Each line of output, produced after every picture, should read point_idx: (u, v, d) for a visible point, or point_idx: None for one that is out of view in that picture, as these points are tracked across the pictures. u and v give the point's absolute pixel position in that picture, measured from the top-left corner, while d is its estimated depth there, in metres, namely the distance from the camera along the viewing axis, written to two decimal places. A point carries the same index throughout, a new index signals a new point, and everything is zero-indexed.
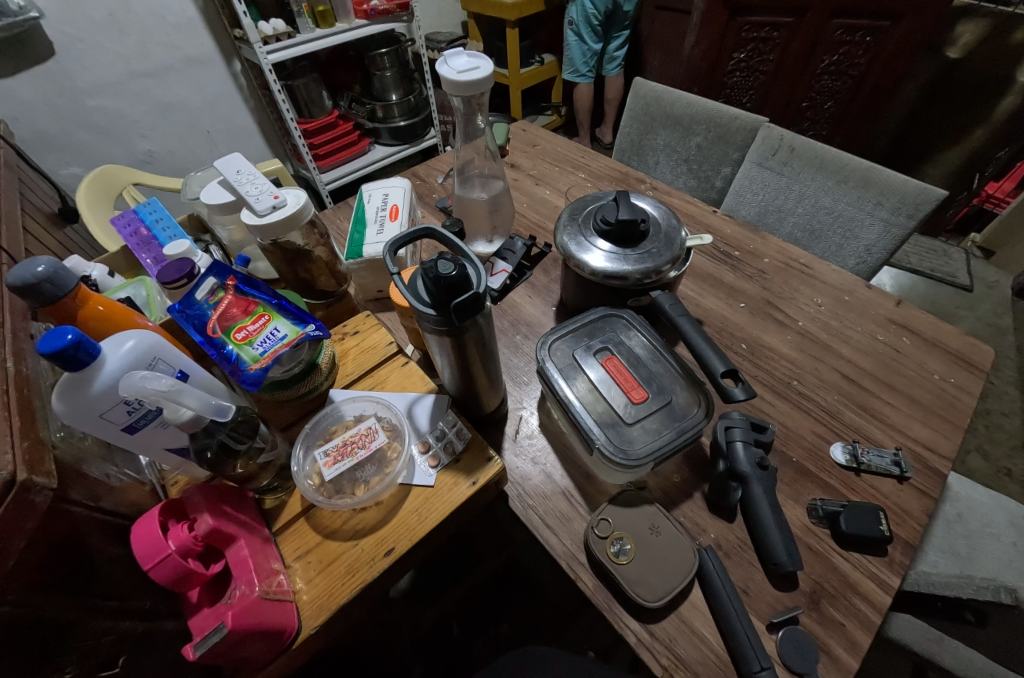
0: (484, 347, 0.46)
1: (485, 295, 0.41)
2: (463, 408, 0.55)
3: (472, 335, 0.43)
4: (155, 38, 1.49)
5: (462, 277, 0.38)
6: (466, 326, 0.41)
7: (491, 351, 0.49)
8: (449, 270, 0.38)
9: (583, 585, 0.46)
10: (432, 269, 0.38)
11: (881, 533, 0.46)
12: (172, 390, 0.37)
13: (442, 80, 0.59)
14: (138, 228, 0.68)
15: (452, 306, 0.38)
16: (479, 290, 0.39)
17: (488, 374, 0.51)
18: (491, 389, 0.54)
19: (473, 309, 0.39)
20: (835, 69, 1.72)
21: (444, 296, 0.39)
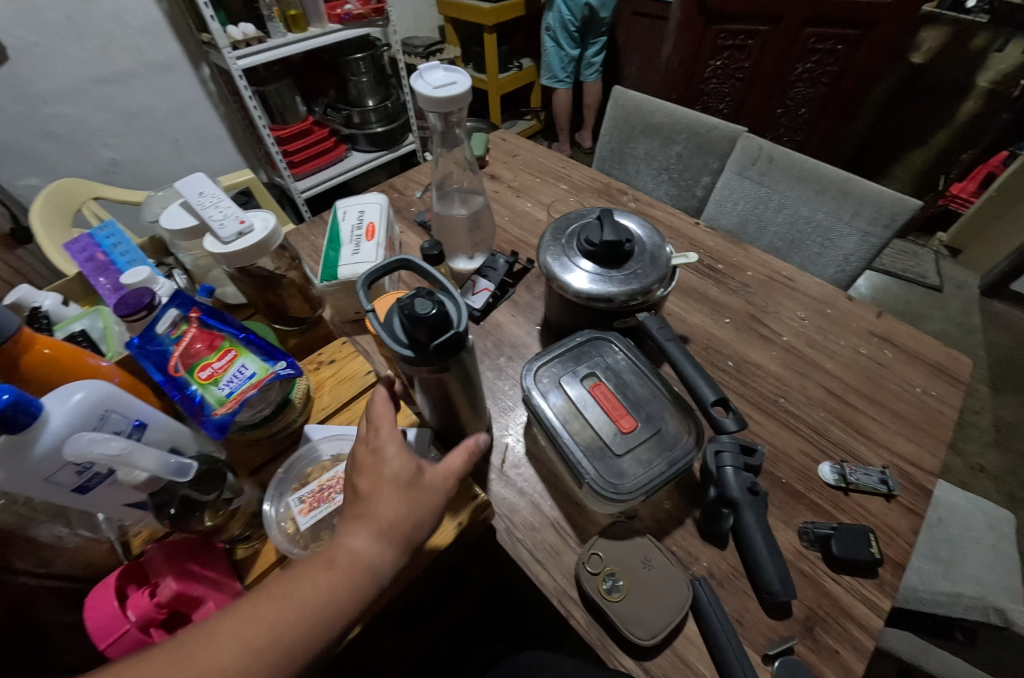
0: (470, 381, 0.46)
1: (466, 332, 0.39)
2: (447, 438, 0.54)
3: (455, 373, 0.42)
4: (117, 42, 1.42)
5: (440, 319, 0.36)
6: (445, 364, 0.39)
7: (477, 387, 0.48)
8: (429, 309, 0.35)
9: (576, 623, 0.44)
10: (409, 307, 0.36)
11: (872, 556, 0.46)
12: (125, 452, 0.34)
13: (416, 96, 0.56)
14: (93, 253, 0.64)
15: (432, 347, 0.36)
16: (461, 330, 0.38)
17: (476, 401, 0.51)
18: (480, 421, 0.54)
19: (452, 349, 0.37)
20: (807, 77, 1.76)
21: (423, 336, 0.36)
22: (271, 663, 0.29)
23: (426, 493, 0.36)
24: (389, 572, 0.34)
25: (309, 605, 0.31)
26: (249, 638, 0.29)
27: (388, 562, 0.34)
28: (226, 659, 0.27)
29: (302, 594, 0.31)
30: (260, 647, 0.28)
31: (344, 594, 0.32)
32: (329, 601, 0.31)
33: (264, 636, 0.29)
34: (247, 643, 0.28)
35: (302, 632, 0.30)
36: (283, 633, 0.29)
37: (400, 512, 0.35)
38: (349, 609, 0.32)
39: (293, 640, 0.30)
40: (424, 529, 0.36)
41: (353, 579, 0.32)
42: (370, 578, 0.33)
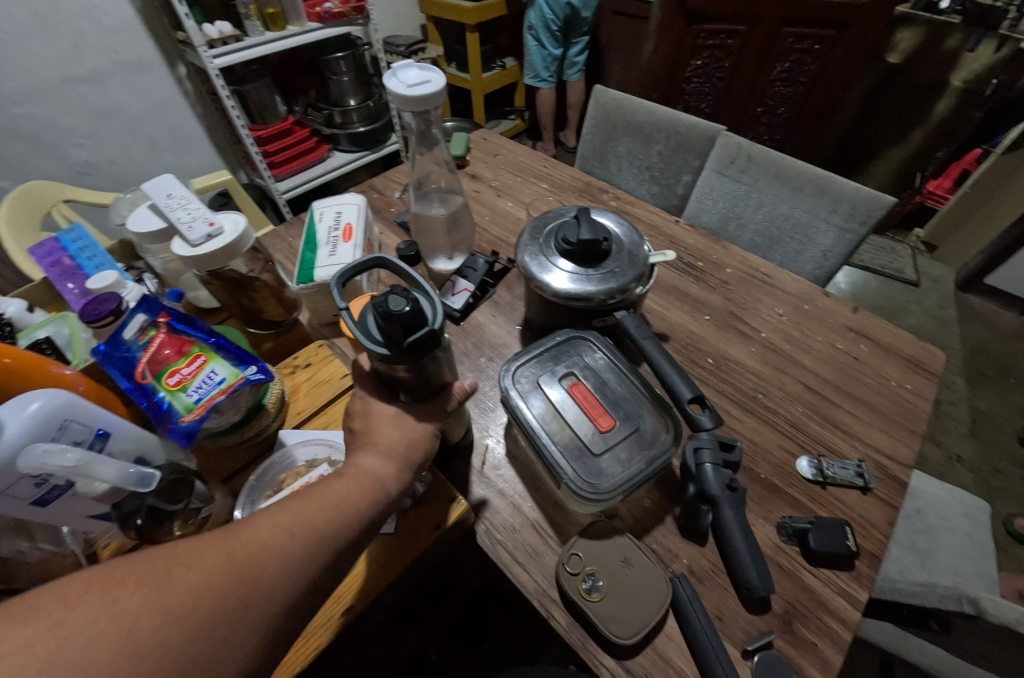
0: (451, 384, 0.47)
1: (442, 330, 0.38)
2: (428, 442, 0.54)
3: (430, 373, 0.41)
4: (88, 40, 1.38)
5: (414, 316, 0.35)
6: (420, 361, 0.39)
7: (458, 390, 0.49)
8: (403, 306, 0.34)
9: (556, 624, 0.44)
10: (382, 304, 0.34)
11: (848, 548, 0.47)
12: (82, 463, 0.33)
13: (390, 94, 0.55)
14: (59, 257, 0.62)
15: (407, 344, 0.35)
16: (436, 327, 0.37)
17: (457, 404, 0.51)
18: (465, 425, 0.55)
19: (428, 346, 0.36)
20: (786, 76, 1.78)
21: (397, 333, 0.35)
22: (306, 545, 0.31)
23: (418, 423, 0.42)
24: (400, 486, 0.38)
25: (338, 502, 0.34)
26: (286, 526, 0.31)
27: (396, 477, 0.38)
28: (269, 539, 0.30)
29: (329, 496, 0.34)
30: (297, 531, 0.31)
31: (363, 494, 0.35)
32: (355, 498, 0.35)
33: (299, 523, 0.32)
34: (284, 530, 0.31)
35: (334, 522, 0.33)
36: (316, 522, 0.32)
37: (401, 436, 0.40)
38: (369, 511, 0.35)
39: (325, 529, 0.32)
40: (420, 450, 0.40)
41: (368, 484, 0.36)
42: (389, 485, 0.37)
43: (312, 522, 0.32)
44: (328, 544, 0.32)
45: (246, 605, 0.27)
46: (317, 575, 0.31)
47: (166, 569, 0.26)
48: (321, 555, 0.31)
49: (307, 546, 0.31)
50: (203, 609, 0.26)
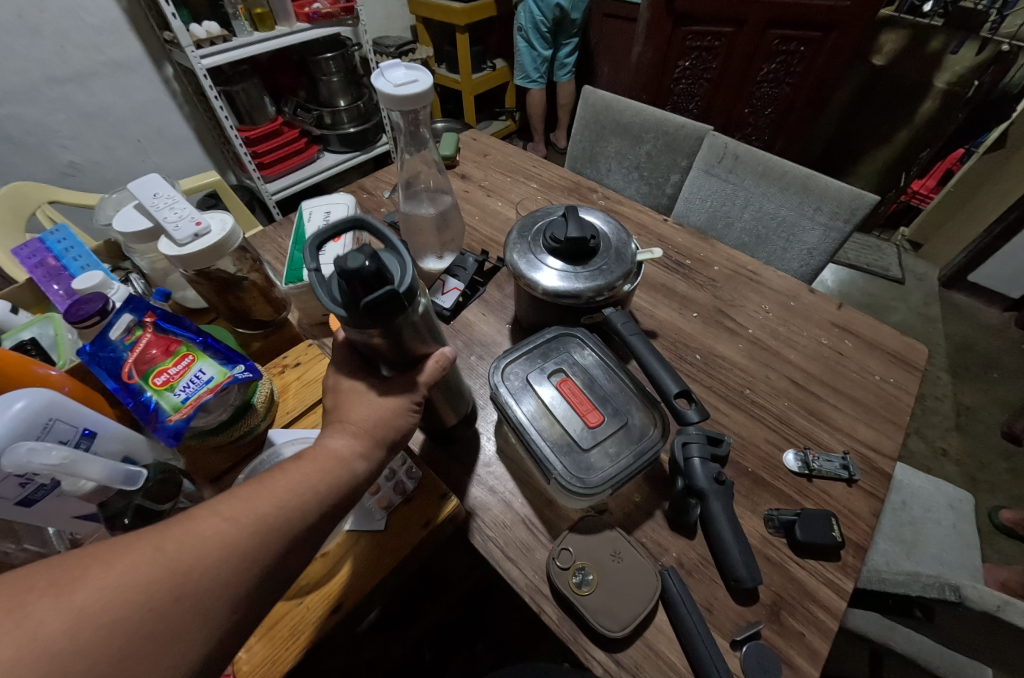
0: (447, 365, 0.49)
1: (409, 296, 0.36)
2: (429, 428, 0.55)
3: (407, 337, 0.40)
4: (73, 40, 1.36)
5: (371, 273, 0.33)
6: (385, 328, 0.36)
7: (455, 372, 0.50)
8: (361, 263, 0.32)
9: (547, 618, 0.44)
10: (341, 260, 0.33)
11: (834, 539, 0.47)
12: (68, 462, 0.33)
13: (378, 93, 0.56)
14: (44, 258, 0.61)
15: (364, 304, 0.33)
16: (401, 292, 0.35)
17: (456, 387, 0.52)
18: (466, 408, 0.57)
19: (389, 309, 0.34)
20: (773, 77, 1.81)
21: (356, 293, 0.33)
22: (250, 533, 0.30)
23: (384, 400, 0.40)
24: (366, 469, 0.36)
25: (286, 489, 0.32)
26: (227, 516, 0.30)
27: (363, 458, 0.36)
28: (205, 531, 0.29)
29: (279, 484, 0.32)
30: (238, 519, 0.30)
31: (321, 477, 0.34)
32: (306, 485, 0.33)
33: (241, 510, 0.30)
34: (224, 518, 0.30)
35: (280, 511, 0.31)
36: (259, 511, 0.31)
37: (371, 414, 0.39)
38: (324, 497, 0.33)
39: (271, 519, 0.31)
40: (402, 437, 0.40)
41: (328, 469, 0.34)
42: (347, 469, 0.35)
43: (254, 513, 0.30)
44: (272, 534, 0.30)
45: (176, 600, 0.26)
46: (261, 567, 0.30)
47: (83, 564, 0.25)
48: (268, 541, 0.30)
49: (246, 537, 0.29)
50: (123, 606, 0.25)
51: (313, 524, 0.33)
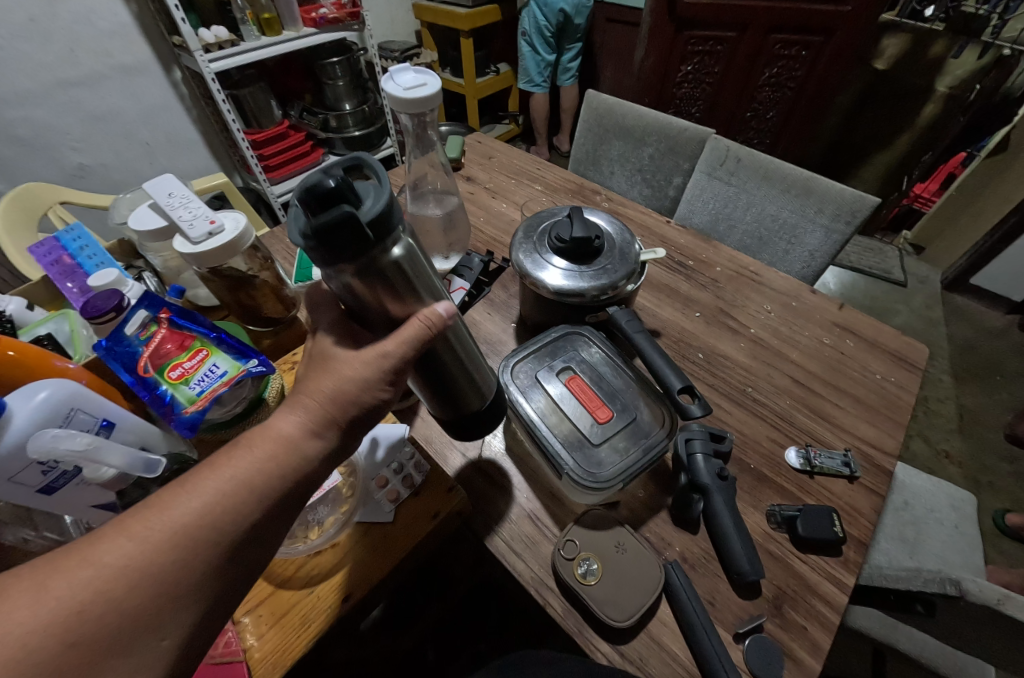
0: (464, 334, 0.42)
1: (379, 224, 0.29)
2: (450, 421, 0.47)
3: (388, 284, 0.34)
4: (84, 44, 1.39)
5: (335, 187, 0.27)
6: (350, 263, 0.30)
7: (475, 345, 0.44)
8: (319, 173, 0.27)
9: (553, 610, 0.45)
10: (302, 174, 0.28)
11: (835, 534, 0.48)
12: (91, 448, 0.34)
13: (388, 97, 0.57)
14: (59, 256, 0.62)
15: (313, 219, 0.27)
16: (369, 219, 0.29)
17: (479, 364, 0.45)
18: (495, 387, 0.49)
19: (342, 231, 0.27)
20: (774, 81, 1.82)
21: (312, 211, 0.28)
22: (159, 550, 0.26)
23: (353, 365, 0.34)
24: (318, 450, 0.33)
25: (200, 500, 0.28)
26: (126, 540, 0.26)
27: (315, 436, 0.33)
28: (102, 557, 0.25)
29: (199, 485, 0.28)
30: (143, 536, 0.26)
31: (253, 467, 0.30)
32: (224, 489, 0.29)
33: (149, 525, 0.26)
34: (127, 538, 0.26)
35: (193, 526, 0.27)
36: (164, 529, 0.26)
37: (327, 388, 0.33)
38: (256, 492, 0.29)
39: (181, 531, 0.27)
40: None
41: (260, 459, 0.30)
42: (277, 467, 0.30)
43: (160, 532, 0.26)
44: (184, 552, 0.26)
45: (70, 646, 0.23)
46: (177, 588, 0.26)
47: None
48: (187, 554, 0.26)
49: (149, 561, 0.25)
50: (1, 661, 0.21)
51: (241, 532, 0.28)
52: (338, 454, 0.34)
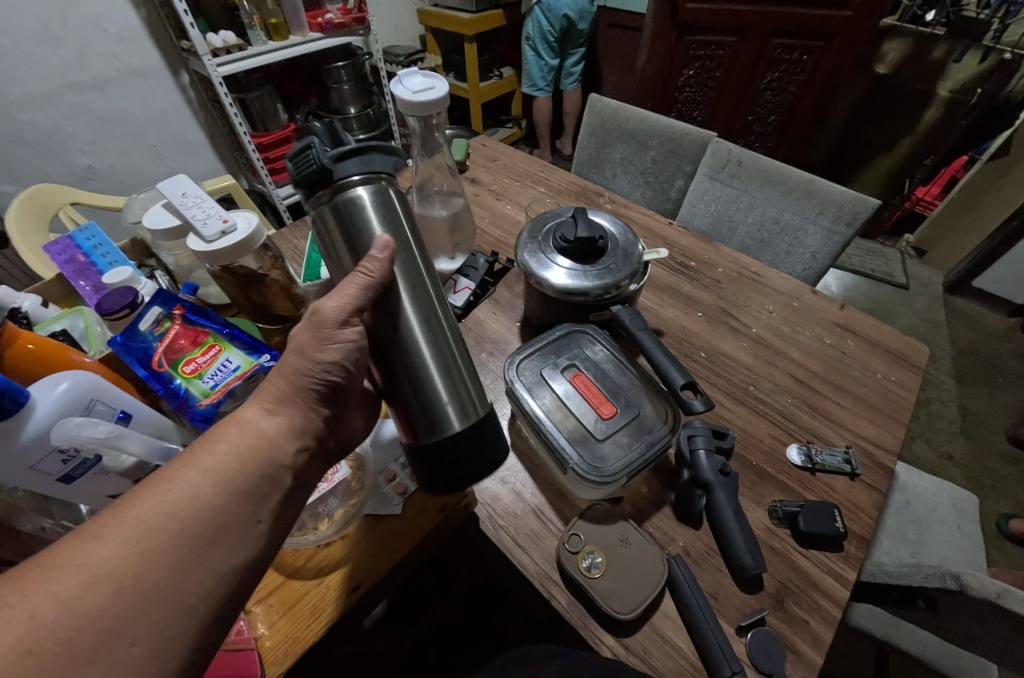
0: (436, 328, 0.41)
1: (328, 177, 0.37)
2: (416, 451, 0.40)
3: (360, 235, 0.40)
4: (94, 48, 1.41)
5: (302, 143, 0.39)
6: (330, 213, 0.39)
7: (453, 348, 0.41)
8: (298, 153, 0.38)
9: (557, 604, 0.45)
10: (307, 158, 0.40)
11: (836, 529, 0.49)
12: (112, 436, 0.35)
13: (396, 100, 0.58)
14: (73, 255, 0.64)
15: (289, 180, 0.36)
16: (322, 158, 0.39)
17: (456, 380, 0.40)
18: (478, 428, 0.40)
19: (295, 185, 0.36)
20: (776, 86, 1.84)
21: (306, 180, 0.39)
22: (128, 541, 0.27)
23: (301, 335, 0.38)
24: (275, 426, 0.35)
25: (158, 498, 0.30)
26: (83, 545, 0.27)
27: (269, 413, 0.36)
28: (60, 563, 0.26)
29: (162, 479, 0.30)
30: (114, 530, 0.28)
31: (218, 458, 0.32)
32: (182, 489, 0.30)
33: (118, 520, 0.28)
34: (97, 537, 0.27)
35: (153, 524, 0.29)
36: (121, 531, 0.28)
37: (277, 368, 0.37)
38: (222, 479, 0.32)
39: (148, 523, 0.28)
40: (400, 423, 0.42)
41: (222, 450, 0.33)
42: (236, 458, 0.33)
43: (125, 529, 0.28)
44: (144, 550, 0.27)
45: (27, 652, 0.23)
46: (137, 587, 0.27)
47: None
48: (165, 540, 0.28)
49: (108, 563, 0.26)
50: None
51: (201, 529, 0.30)
52: (301, 428, 0.37)
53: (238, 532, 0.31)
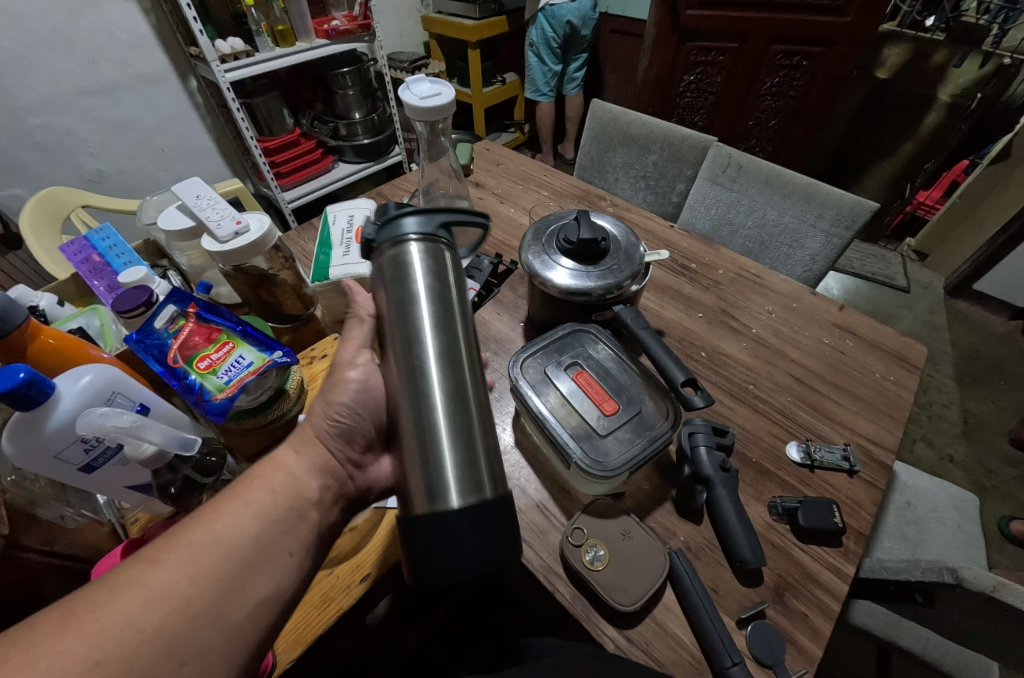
0: (456, 394, 0.38)
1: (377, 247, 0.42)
2: (409, 525, 0.35)
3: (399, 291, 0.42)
4: (104, 55, 1.44)
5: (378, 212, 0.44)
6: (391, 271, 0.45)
7: (471, 419, 0.38)
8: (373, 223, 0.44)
9: (561, 596, 0.46)
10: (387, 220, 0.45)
11: (835, 525, 0.50)
12: (135, 426, 0.36)
13: (404, 106, 0.60)
14: (89, 255, 0.65)
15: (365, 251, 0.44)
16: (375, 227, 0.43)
17: (467, 458, 0.36)
18: (483, 516, 0.34)
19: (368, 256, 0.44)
20: (776, 90, 1.86)
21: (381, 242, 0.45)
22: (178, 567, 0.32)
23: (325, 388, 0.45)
24: (301, 463, 0.41)
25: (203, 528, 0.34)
26: (145, 568, 0.31)
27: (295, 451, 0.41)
28: (121, 583, 0.30)
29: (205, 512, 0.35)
30: (167, 555, 0.32)
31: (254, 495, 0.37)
32: (225, 519, 0.35)
33: (171, 546, 0.32)
34: (151, 560, 0.31)
35: (200, 550, 0.33)
36: (177, 556, 0.32)
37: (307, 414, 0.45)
38: (258, 511, 0.36)
39: (197, 548, 0.33)
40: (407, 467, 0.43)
41: (257, 489, 0.38)
42: (271, 494, 0.38)
43: (176, 554, 0.32)
44: (194, 574, 0.32)
45: (97, 665, 0.27)
46: (189, 608, 0.30)
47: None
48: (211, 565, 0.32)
49: (163, 584, 0.31)
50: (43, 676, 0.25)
51: (241, 555, 0.34)
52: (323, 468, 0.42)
53: (273, 560, 0.35)
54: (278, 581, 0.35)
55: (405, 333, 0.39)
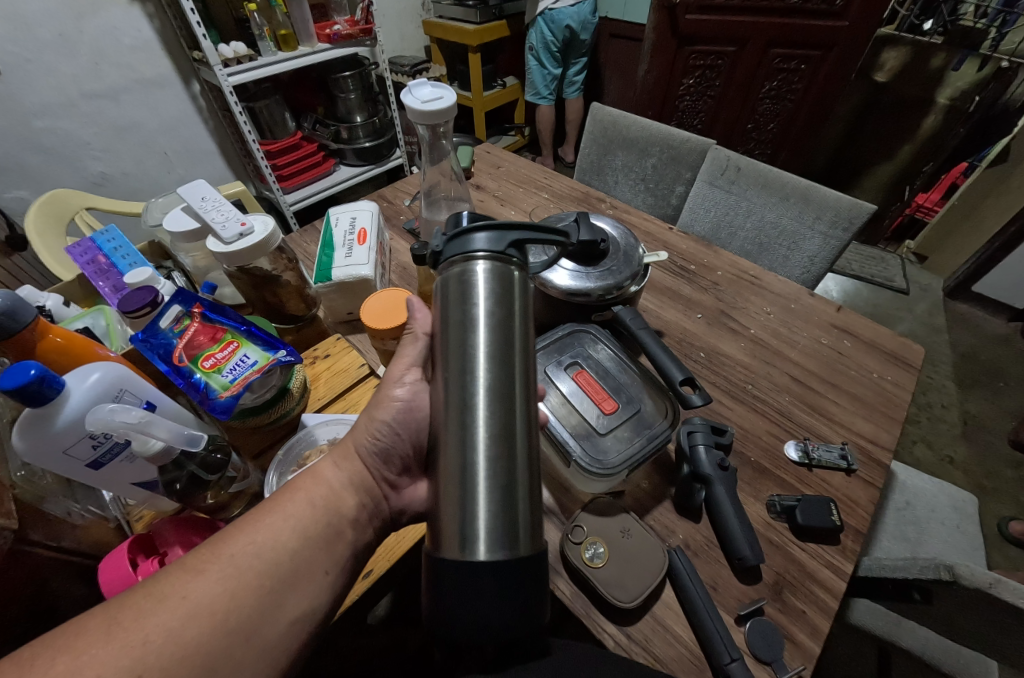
0: (502, 436, 0.35)
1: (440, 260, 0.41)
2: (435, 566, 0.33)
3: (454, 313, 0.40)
4: (109, 59, 1.46)
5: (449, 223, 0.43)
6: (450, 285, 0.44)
7: (515, 466, 0.35)
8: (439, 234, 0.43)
9: (561, 593, 0.47)
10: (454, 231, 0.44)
11: (833, 523, 0.50)
12: (143, 422, 0.37)
13: (407, 109, 0.61)
14: (94, 256, 0.66)
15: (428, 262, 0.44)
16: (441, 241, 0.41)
17: (503, 507, 0.33)
18: (517, 573, 0.31)
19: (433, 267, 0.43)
20: (774, 94, 1.87)
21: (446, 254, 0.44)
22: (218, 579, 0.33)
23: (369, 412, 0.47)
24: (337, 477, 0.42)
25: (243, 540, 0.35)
26: (188, 578, 0.32)
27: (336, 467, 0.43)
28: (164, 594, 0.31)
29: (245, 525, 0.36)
30: (207, 566, 0.33)
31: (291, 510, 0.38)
32: (263, 534, 0.36)
33: (211, 557, 0.33)
34: (193, 571, 0.32)
35: (240, 563, 0.34)
36: (218, 568, 0.33)
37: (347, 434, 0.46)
38: (295, 527, 0.37)
39: (235, 559, 0.34)
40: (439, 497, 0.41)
41: (293, 504, 0.39)
42: (306, 509, 0.39)
43: (216, 566, 0.33)
44: (233, 586, 0.33)
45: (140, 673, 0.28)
46: (226, 621, 0.31)
47: (31, 655, 0.27)
48: (248, 578, 0.33)
49: (205, 596, 0.31)
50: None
51: (278, 569, 0.35)
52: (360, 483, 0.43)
53: (307, 578, 0.36)
54: (312, 599, 0.36)
55: (460, 360, 0.36)
